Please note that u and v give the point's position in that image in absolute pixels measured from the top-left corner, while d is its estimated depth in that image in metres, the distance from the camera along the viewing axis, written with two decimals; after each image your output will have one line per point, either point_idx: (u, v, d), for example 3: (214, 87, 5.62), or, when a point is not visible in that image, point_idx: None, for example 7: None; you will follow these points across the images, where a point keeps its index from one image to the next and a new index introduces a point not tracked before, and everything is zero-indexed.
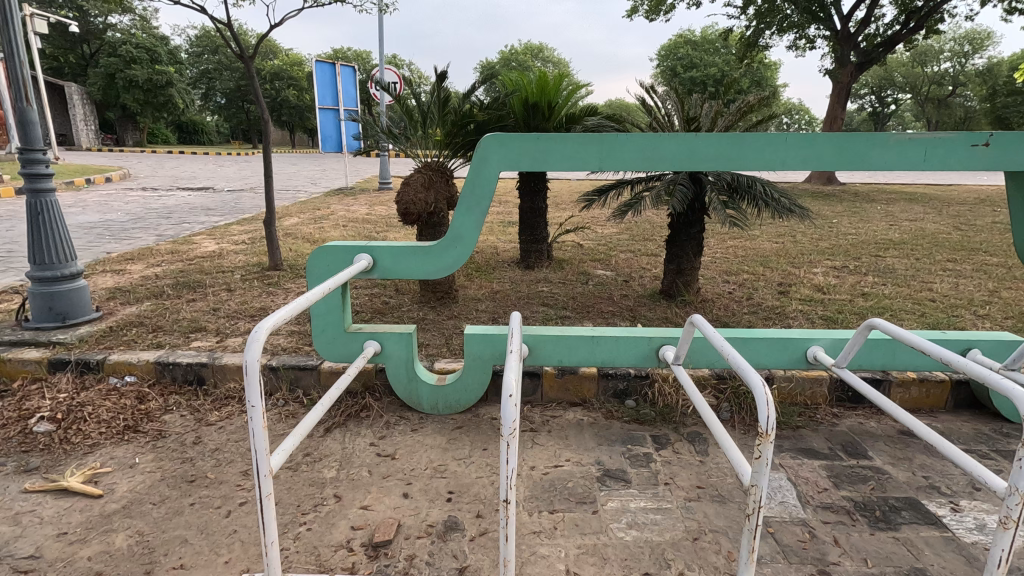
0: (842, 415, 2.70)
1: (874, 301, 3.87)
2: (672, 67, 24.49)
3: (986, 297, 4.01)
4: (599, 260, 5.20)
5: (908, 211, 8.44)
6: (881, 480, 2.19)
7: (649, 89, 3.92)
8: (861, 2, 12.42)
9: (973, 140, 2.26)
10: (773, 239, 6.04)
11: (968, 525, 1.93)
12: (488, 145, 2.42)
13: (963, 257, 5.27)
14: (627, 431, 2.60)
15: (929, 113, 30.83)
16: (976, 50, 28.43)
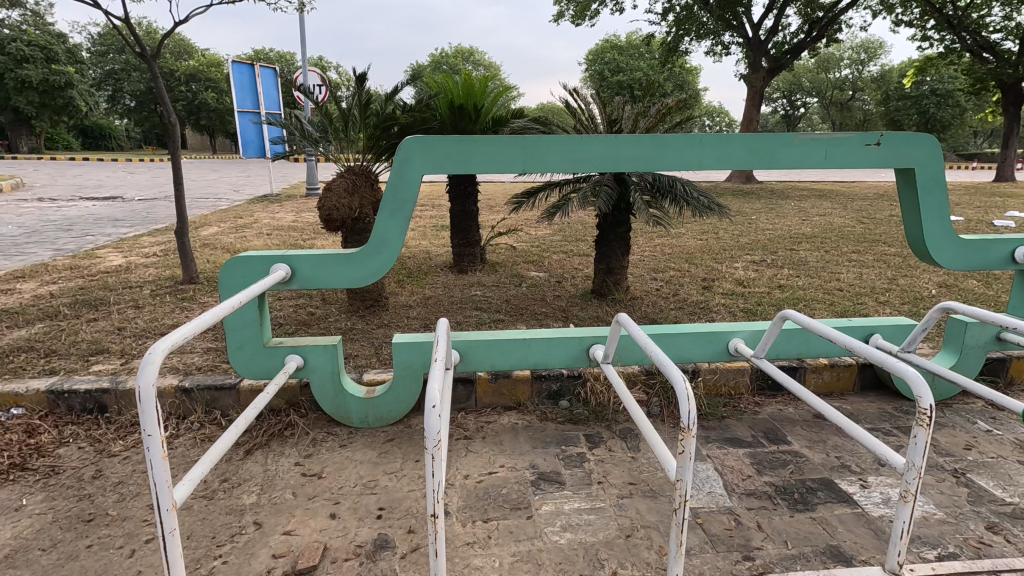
0: (763, 403, 2.83)
1: (789, 293, 4.11)
2: (600, 70, 25.17)
3: (886, 285, 4.34)
4: (532, 261, 5.23)
5: (818, 207, 9.05)
6: (799, 463, 2.30)
7: (573, 91, 3.98)
8: (769, 12, 13.22)
9: (866, 140, 2.42)
10: (697, 236, 6.29)
11: (876, 500, 2.06)
12: (408, 148, 2.35)
13: (865, 248, 5.70)
14: (562, 432, 2.60)
15: (833, 116, 33.31)
16: (871, 58, 31.01)
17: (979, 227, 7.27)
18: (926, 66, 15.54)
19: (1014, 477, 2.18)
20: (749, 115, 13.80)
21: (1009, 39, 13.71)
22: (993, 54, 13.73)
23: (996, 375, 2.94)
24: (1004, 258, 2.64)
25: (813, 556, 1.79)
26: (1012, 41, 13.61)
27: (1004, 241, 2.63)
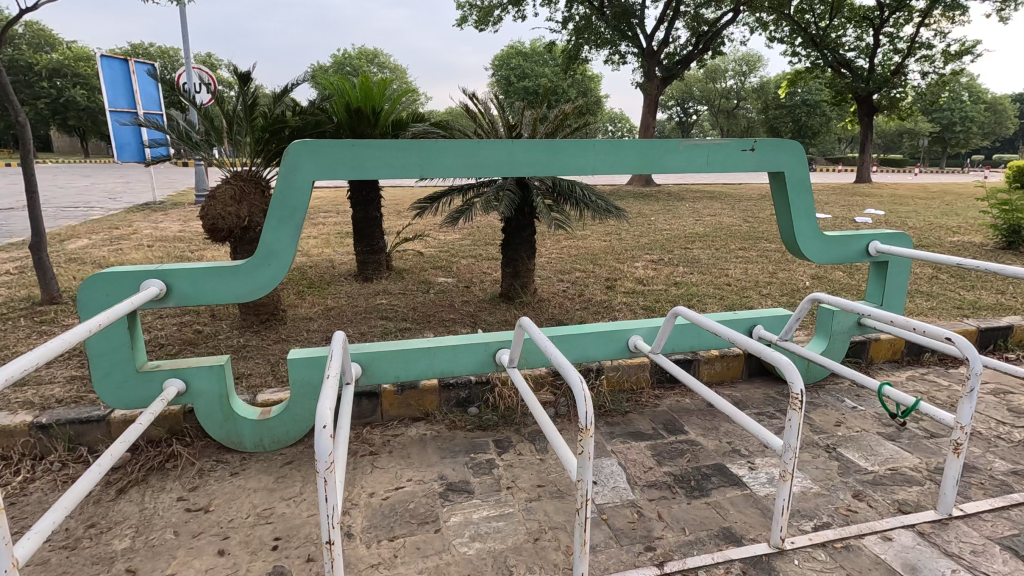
0: (663, 396, 2.96)
1: (684, 289, 4.36)
2: (507, 76, 25.51)
3: (767, 279, 4.73)
4: (440, 267, 5.17)
5: (709, 208, 9.72)
6: (695, 451, 2.43)
7: (472, 95, 3.99)
8: (660, 25, 14.03)
9: (742, 146, 2.61)
10: (601, 238, 6.52)
11: (762, 480, 2.21)
12: (295, 151, 2.21)
13: (750, 245, 6.19)
14: (471, 440, 2.57)
15: (721, 123, 36.04)
16: (751, 70, 33.89)
17: (843, 223, 8.15)
18: (797, 79, 17.25)
19: (875, 448, 2.44)
20: (646, 121, 14.58)
21: (862, 57, 15.56)
22: (849, 70, 15.51)
23: (859, 355, 3.29)
24: (861, 252, 2.95)
25: (708, 540, 1.88)
26: (863, 59, 15.44)
27: (860, 236, 2.94)
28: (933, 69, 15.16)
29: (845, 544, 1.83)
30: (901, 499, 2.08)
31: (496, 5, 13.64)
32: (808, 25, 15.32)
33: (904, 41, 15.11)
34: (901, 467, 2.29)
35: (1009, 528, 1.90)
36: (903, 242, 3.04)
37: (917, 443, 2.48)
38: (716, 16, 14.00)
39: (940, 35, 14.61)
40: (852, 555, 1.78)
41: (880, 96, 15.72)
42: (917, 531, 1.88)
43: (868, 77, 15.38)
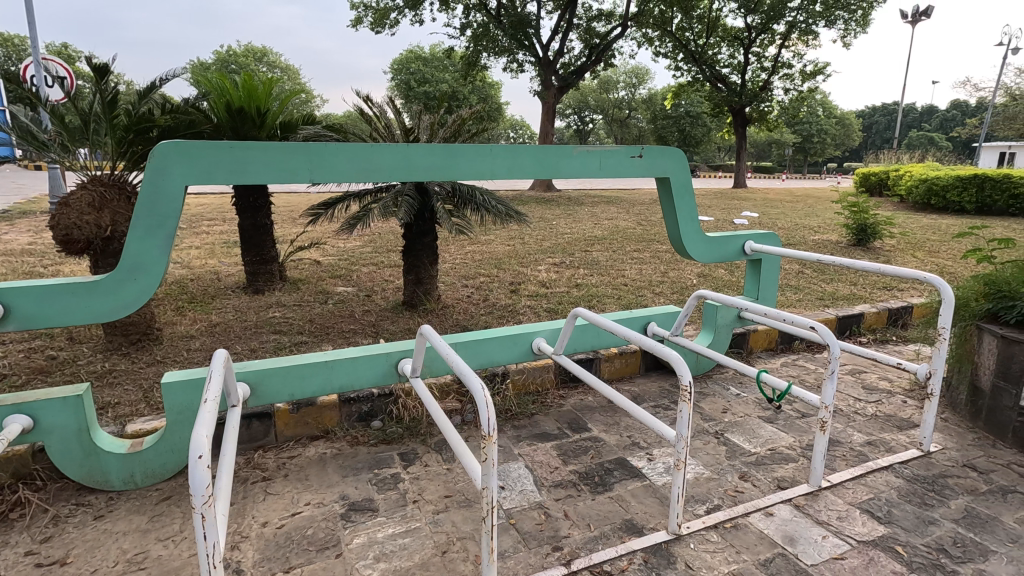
0: (567, 395, 3.03)
1: (585, 291, 4.50)
2: (407, 81, 25.12)
3: (660, 278, 5.02)
4: (339, 276, 4.96)
5: (606, 212, 10.17)
6: (598, 447, 2.50)
7: (366, 98, 3.86)
8: (555, 36, 14.51)
9: (630, 152, 2.73)
10: (505, 242, 6.59)
11: (659, 470, 2.32)
12: (163, 152, 2.00)
13: (644, 246, 6.55)
14: (374, 455, 2.46)
15: (615, 132, 37.97)
16: (640, 82, 36.08)
17: (724, 225, 8.87)
18: (680, 92, 18.57)
19: (757, 431, 2.65)
20: (545, 128, 14.98)
21: (734, 73, 17.08)
22: (724, 85, 16.97)
23: (741, 346, 3.57)
24: (738, 251, 3.21)
25: (612, 533, 1.93)
26: (736, 75, 16.96)
27: (737, 236, 3.20)
28: (793, 86, 16.99)
29: (734, 523, 1.96)
30: (780, 476, 2.27)
31: (392, 7, 13.39)
32: (688, 42, 16.56)
33: (769, 61, 16.80)
34: (780, 446, 2.50)
35: (867, 493, 2.14)
36: (773, 241, 3.34)
37: (792, 424, 2.73)
38: (606, 29, 14.73)
39: (797, 56, 16.41)
40: (740, 533, 1.91)
41: (752, 109, 17.34)
42: (793, 504, 2.06)
43: (741, 91, 16.91)
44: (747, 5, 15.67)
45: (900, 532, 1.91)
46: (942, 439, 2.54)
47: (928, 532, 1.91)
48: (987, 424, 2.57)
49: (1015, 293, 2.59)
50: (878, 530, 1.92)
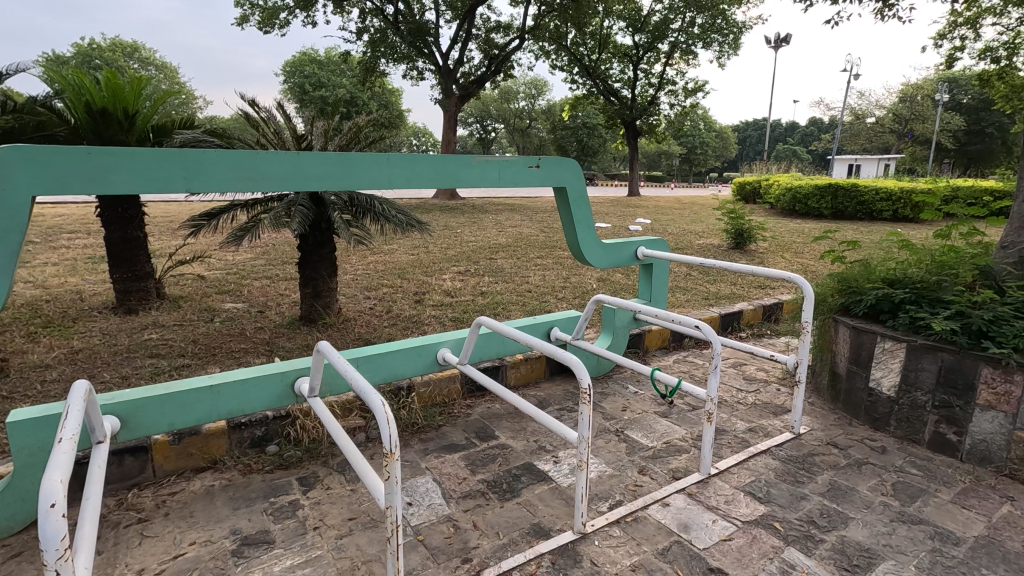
0: (474, 404, 3.03)
1: (490, 298, 4.54)
2: (301, 84, 24.00)
3: (562, 283, 5.18)
4: (227, 291, 4.61)
5: (510, 219, 10.35)
6: (506, 454, 2.52)
7: (252, 102, 3.64)
8: (454, 44, 14.56)
9: (529, 163, 2.79)
10: (408, 252, 6.48)
11: (565, 471, 2.39)
12: (1, 153, 1.73)
13: (546, 252, 6.73)
14: (270, 482, 2.30)
15: (517, 141, 38.78)
16: (540, 94, 37.18)
17: (620, 232, 9.35)
18: (576, 104, 19.35)
19: (653, 426, 2.80)
20: (447, 136, 14.95)
21: (625, 87, 18.12)
22: (617, 98, 17.94)
23: (638, 345, 3.77)
24: (632, 256, 3.39)
25: (521, 539, 1.95)
26: (627, 89, 17.99)
27: (630, 243, 3.38)
28: (677, 101, 18.33)
29: (634, 517, 2.05)
30: (674, 467, 2.41)
31: (281, 7, 12.77)
32: (583, 56, 17.35)
33: (655, 77, 18.01)
34: (674, 439, 2.67)
35: (749, 476, 2.34)
36: (662, 246, 3.57)
37: (684, 417, 2.92)
38: (505, 41, 15.05)
39: (680, 74, 17.74)
40: (640, 525, 2.01)
41: (642, 122, 18.46)
42: (687, 493, 2.20)
43: (632, 105, 17.97)
44: (634, 24, 16.71)
45: (777, 510, 2.10)
46: (810, 421, 2.83)
47: (800, 507, 2.12)
48: (845, 405, 2.91)
49: (861, 288, 2.96)
50: (759, 510, 2.10)
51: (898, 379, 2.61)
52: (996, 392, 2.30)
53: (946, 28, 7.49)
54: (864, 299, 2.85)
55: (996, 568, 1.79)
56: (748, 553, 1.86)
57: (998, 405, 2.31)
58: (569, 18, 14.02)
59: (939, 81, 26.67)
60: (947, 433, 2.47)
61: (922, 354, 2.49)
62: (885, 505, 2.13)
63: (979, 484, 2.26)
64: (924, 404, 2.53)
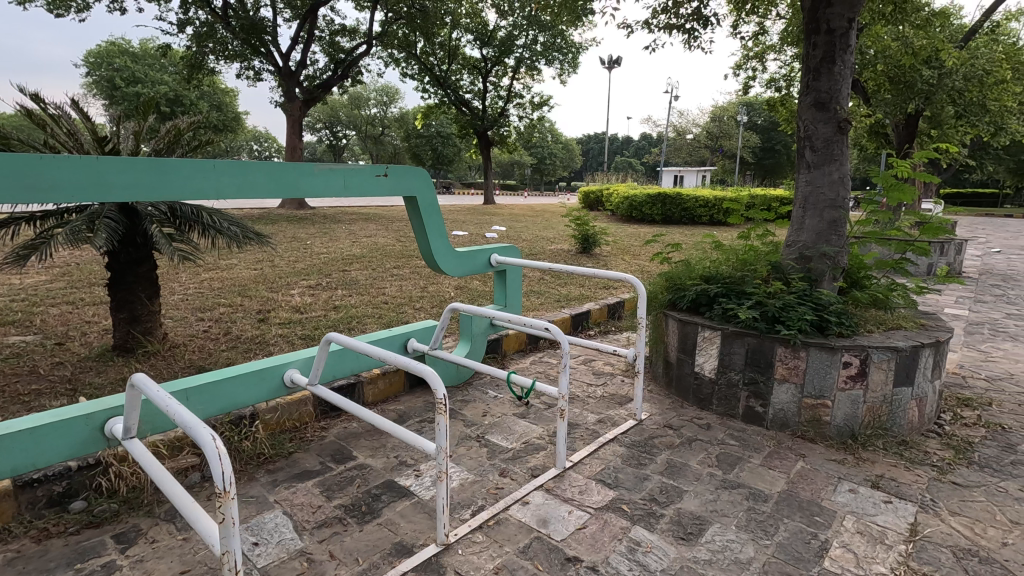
0: (329, 426, 2.86)
1: (343, 312, 4.34)
2: (109, 77, 20.87)
3: (419, 293, 5.13)
4: (11, 321, 3.82)
5: (364, 229, 10.02)
6: (365, 474, 2.41)
7: (36, 97, 3.07)
8: (295, 46, 13.74)
9: (375, 171, 2.70)
10: (250, 266, 5.95)
11: (426, 483, 2.35)
12: None
13: (403, 262, 6.63)
14: (75, 546, 1.94)
15: (370, 148, 37.71)
16: (392, 101, 36.60)
17: (476, 240, 9.52)
18: (429, 113, 19.35)
19: (512, 428, 2.88)
20: (291, 142, 14.01)
21: (476, 98, 18.57)
22: (468, 108, 18.28)
23: (496, 350, 3.86)
24: (485, 263, 3.48)
25: (382, 561, 1.87)
26: (478, 100, 18.44)
27: (483, 250, 3.45)
28: (525, 114, 19.22)
29: (496, 520, 2.09)
30: (533, 465, 2.50)
31: None
32: (433, 66, 17.45)
33: (504, 90, 18.71)
34: (531, 438, 2.77)
35: (600, 464, 2.51)
36: (514, 253, 3.70)
37: (541, 416, 3.04)
38: (351, 46, 14.56)
39: (527, 88, 18.65)
40: (502, 527, 2.04)
41: (494, 133, 19.08)
42: (545, 488, 2.30)
43: (482, 116, 18.46)
44: (481, 37, 17.19)
45: (624, 493, 2.27)
46: (649, 407, 3.12)
47: (643, 487, 2.32)
48: (677, 389, 3.25)
49: (684, 284, 3.35)
50: (609, 495, 2.26)
51: (716, 362, 2.99)
52: (788, 366, 2.73)
53: (742, 59, 8.83)
54: (687, 294, 3.22)
55: (795, 517, 2.12)
56: (600, 538, 1.99)
57: (790, 378, 2.74)
58: (417, 28, 14.00)
59: (739, 105, 31.27)
60: (755, 406, 2.87)
61: (733, 339, 2.88)
62: (711, 475, 2.42)
63: (780, 447, 2.67)
64: (737, 383, 2.93)
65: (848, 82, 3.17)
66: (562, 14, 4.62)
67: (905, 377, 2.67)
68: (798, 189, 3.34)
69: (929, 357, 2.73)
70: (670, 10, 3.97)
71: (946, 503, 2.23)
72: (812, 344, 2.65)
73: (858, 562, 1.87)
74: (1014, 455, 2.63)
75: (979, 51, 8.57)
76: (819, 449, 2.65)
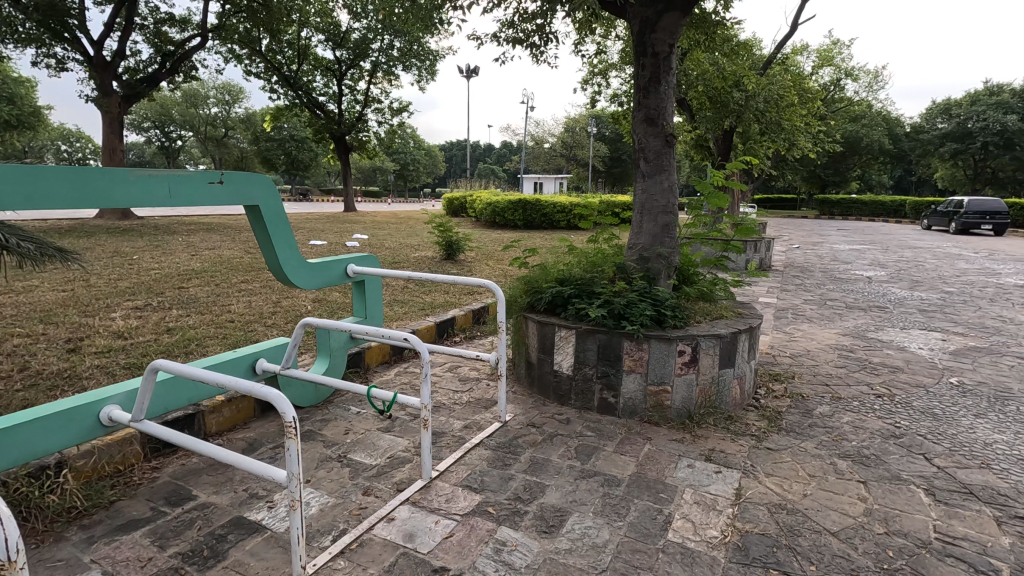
0: (162, 465, 2.54)
1: (179, 335, 3.87)
2: None
3: (272, 308, 4.77)
4: None
5: (206, 240, 9.07)
6: (207, 514, 2.17)
7: None
8: (110, 33, 12.04)
9: (209, 178, 2.45)
10: (58, 288, 5.08)
11: (281, 515, 2.17)
12: None
13: (252, 276, 6.11)
14: None
15: (212, 151, 34.21)
16: (235, 100, 33.59)
17: (336, 249, 9.09)
18: (279, 115, 18.12)
19: (377, 443, 2.78)
20: (110, 143, 12.25)
21: (331, 101, 17.75)
22: (322, 111, 17.40)
23: (358, 364, 3.72)
24: (341, 274, 3.33)
25: None
26: (333, 104, 17.65)
27: (338, 261, 3.30)
28: (384, 120, 18.80)
29: (358, 542, 2.00)
30: (398, 480, 2.44)
31: None
32: (280, 65, 16.35)
33: (361, 94, 18.12)
34: (396, 451, 2.70)
35: (466, 470, 2.52)
36: (372, 263, 3.59)
37: (406, 428, 2.98)
38: (181, 37, 13.11)
39: (385, 93, 18.27)
40: (365, 549, 1.96)
41: (352, 138, 18.39)
42: (410, 502, 2.25)
43: (339, 120, 17.71)
44: (333, 39, 16.47)
45: (490, 495, 2.31)
46: (513, 408, 3.21)
47: (508, 487, 2.38)
48: (538, 388, 3.39)
49: (541, 287, 3.50)
50: (475, 499, 2.28)
51: (572, 360, 3.17)
52: (634, 358, 2.98)
53: (588, 75, 9.51)
54: (544, 296, 3.38)
55: (643, 496, 2.31)
56: (467, 543, 1.99)
57: (636, 369, 2.99)
58: (260, 23, 13.01)
59: (589, 116, 33.61)
60: (608, 397, 3.09)
61: (586, 336, 3.08)
62: (571, 467, 2.55)
63: (630, 433, 2.90)
64: (591, 377, 3.13)
65: (672, 101, 3.55)
66: (413, 22, 4.61)
67: (727, 360, 3.06)
68: (636, 197, 3.67)
69: (745, 341, 3.15)
70: (516, 25, 4.13)
71: (763, 466, 2.58)
72: (652, 336, 2.92)
73: (696, 530, 2.09)
74: (811, 419, 3.12)
75: (775, 77, 10.09)
76: (662, 431, 2.92)
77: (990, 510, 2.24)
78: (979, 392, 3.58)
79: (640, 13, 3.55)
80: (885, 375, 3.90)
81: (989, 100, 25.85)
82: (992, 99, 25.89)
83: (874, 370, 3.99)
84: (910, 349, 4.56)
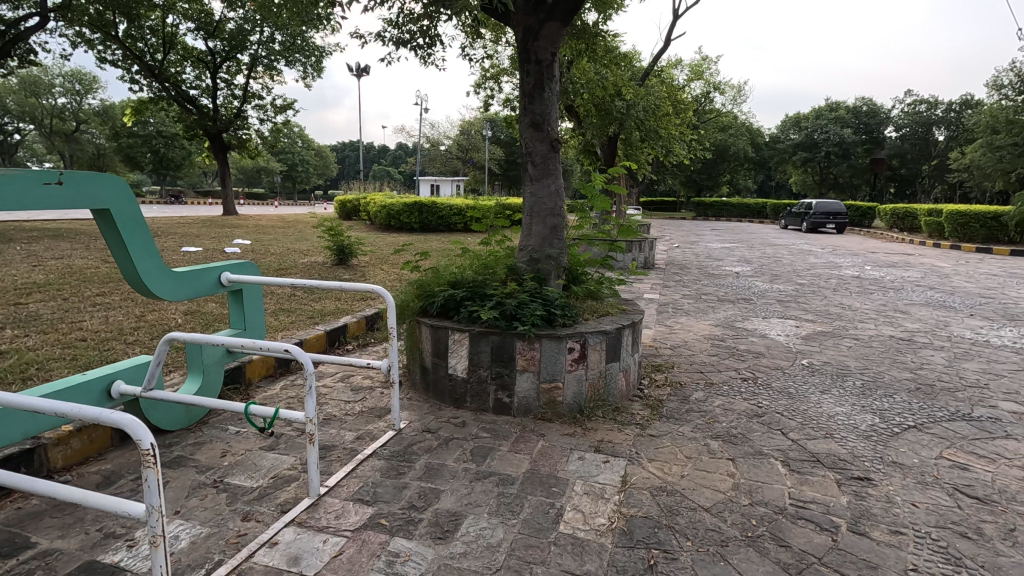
0: None
1: (15, 358, 3.35)
2: None
3: (134, 323, 4.28)
4: None
5: (52, 248, 7.96)
6: (50, 562, 1.90)
7: None
8: None
9: (45, 178, 2.13)
10: None
11: (143, 554, 1.95)
12: None
13: (110, 288, 5.45)
14: None
15: (59, 148, 30.08)
16: (87, 90, 29.84)
17: (213, 256, 8.36)
18: (142, 108, 16.38)
19: (258, 463, 2.60)
20: None
21: (204, 96, 16.37)
22: (194, 107, 15.99)
23: (237, 380, 3.45)
24: (214, 283, 3.06)
25: None
26: (206, 98, 16.28)
27: (209, 269, 3.03)
28: (267, 117, 17.66)
29: (236, 573, 1.85)
30: (282, 500, 2.29)
31: None
32: (142, 53, 14.77)
33: (239, 89, 16.89)
34: (281, 470, 2.54)
35: (357, 483, 2.43)
36: (251, 270, 3.35)
37: (292, 444, 2.81)
38: (15, 16, 11.39)
39: (266, 88, 17.19)
40: None
41: (230, 136, 17.08)
42: (296, 523, 2.13)
43: (214, 116, 16.36)
44: (204, 28, 15.21)
45: (382, 507, 2.24)
46: (408, 415, 3.15)
47: (402, 496, 2.33)
48: (434, 393, 3.35)
49: (433, 291, 3.46)
50: (366, 513, 2.20)
51: (466, 362, 3.17)
52: (527, 358, 3.05)
53: (480, 78, 9.60)
54: (436, 300, 3.35)
55: (537, 492, 2.37)
56: (357, 559, 1.92)
57: (529, 367, 3.06)
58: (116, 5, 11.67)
59: (484, 121, 34.01)
60: (503, 397, 3.13)
61: (480, 338, 3.10)
62: (466, 470, 2.55)
63: (524, 431, 2.96)
64: (486, 378, 3.15)
65: (556, 107, 3.69)
66: (290, 16, 4.37)
67: (614, 354, 3.23)
68: (526, 200, 3.76)
69: (629, 336, 3.34)
70: (399, 25, 4.06)
71: (646, 453, 2.75)
72: (544, 335, 3.01)
73: (585, 520, 2.17)
74: (688, 404, 3.39)
75: (652, 89, 10.86)
76: (555, 426, 3.02)
77: (832, 474, 2.56)
78: (824, 370, 4.09)
79: (522, 21, 3.63)
80: (749, 360, 4.33)
81: (830, 115, 29.72)
82: (831, 115, 29.78)
83: (740, 356, 4.41)
84: (771, 335, 5.10)
